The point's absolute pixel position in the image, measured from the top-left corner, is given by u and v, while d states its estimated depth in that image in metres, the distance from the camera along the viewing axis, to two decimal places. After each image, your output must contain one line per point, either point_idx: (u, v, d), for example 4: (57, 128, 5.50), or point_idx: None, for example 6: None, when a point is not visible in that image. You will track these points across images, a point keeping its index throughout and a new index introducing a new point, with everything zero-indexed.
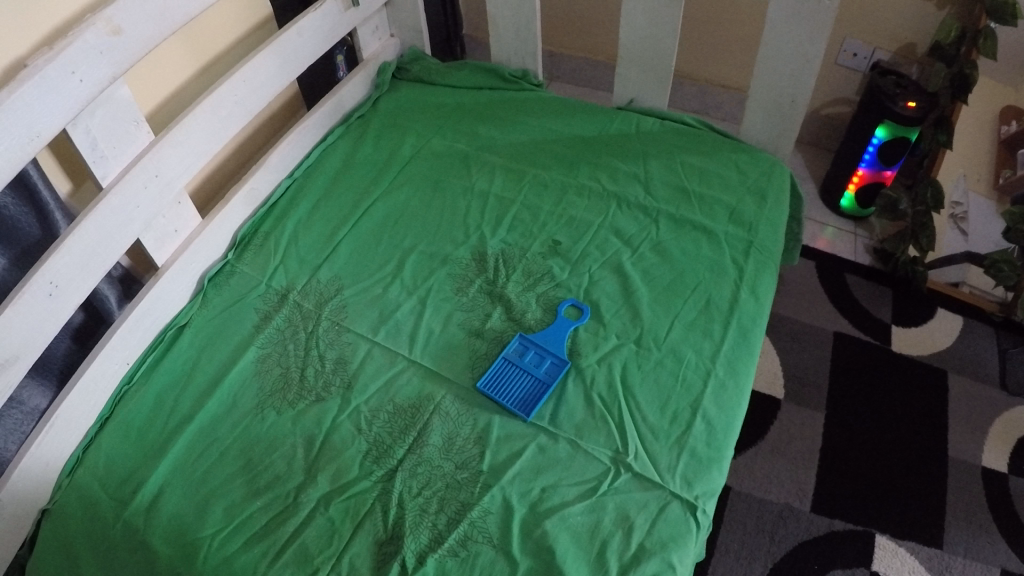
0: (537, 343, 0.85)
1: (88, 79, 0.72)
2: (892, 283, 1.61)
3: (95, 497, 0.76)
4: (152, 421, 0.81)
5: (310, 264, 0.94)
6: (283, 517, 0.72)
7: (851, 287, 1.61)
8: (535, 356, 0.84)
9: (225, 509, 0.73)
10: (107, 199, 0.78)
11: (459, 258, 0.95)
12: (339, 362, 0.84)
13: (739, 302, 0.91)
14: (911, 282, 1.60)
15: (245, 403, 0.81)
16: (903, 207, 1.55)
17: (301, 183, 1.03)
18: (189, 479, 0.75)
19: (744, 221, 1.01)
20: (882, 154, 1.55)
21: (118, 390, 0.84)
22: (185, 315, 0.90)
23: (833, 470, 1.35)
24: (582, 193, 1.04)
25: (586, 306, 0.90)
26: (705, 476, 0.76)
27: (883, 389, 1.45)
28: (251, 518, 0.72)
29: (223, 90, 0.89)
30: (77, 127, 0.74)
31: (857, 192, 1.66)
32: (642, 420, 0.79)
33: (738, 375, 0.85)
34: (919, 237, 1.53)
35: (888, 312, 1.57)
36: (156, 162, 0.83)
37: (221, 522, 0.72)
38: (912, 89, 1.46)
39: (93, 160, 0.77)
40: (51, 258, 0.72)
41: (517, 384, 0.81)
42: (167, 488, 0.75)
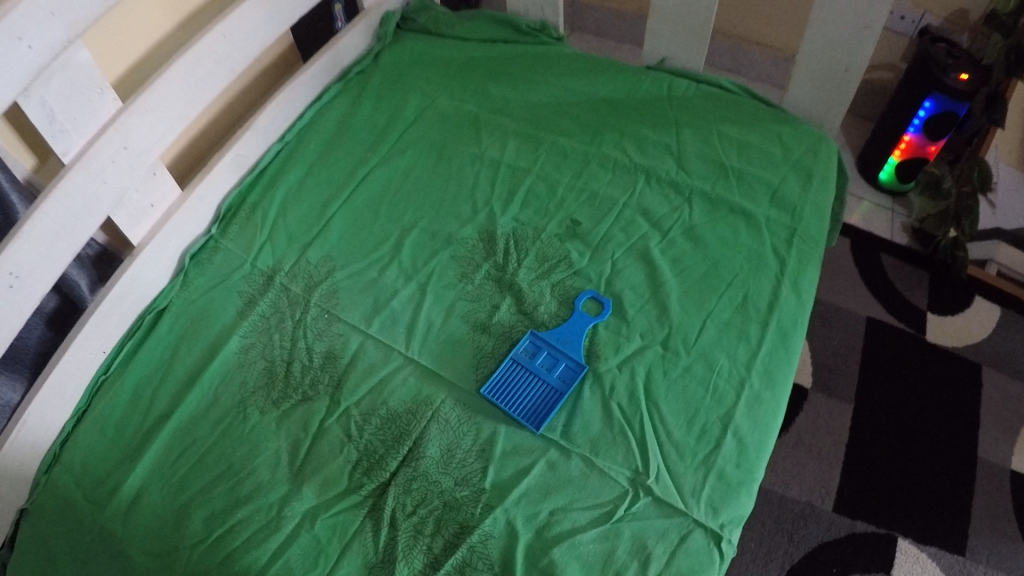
0: (550, 342, 0.76)
1: (38, 45, 0.61)
2: (931, 267, 1.50)
3: (71, 497, 0.70)
4: (129, 417, 0.74)
5: (299, 242, 0.85)
6: (266, 533, 0.65)
7: (887, 269, 1.50)
8: (547, 358, 0.75)
9: (205, 520, 0.67)
10: (70, 176, 0.69)
11: (466, 238, 0.85)
12: (328, 356, 0.76)
13: (779, 300, 0.81)
14: (951, 267, 1.49)
15: (226, 400, 0.74)
16: (947, 185, 1.41)
17: (293, 147, 0.93)
18: (168, 483, 0.69)
19: (787, 205, 0.90)
20: (927, 128, 1.41)
21: (94, 380, 0.76)
22: (164, 297, 0.82)
23: (857, 468, 1.27)
24: (606, 165, 0.93)
25: (607, 300, 0.81)
26: (733, 502, 0.68)
27: (916, 384, 1.36)
28: (231, 532, 0.66)
29: (200, 48, 0.78)
30: (31, 97, 0.65)
31: (900, 165, 1.51)
32: (665, 435, 0.70)
33: (774, 385, 0.76)
34: (960, 221, 1.41)
35: (924, 298, 1.46)
36: (124, 133, 0.73)
37: (201, 534, 0.66)
38: (965, 60, 1.31)
39: (52, 135, 0.68)
40: (8, 247, 0.64)
41: (527, 391, 0.72)
42: (146, 492, 0.69)
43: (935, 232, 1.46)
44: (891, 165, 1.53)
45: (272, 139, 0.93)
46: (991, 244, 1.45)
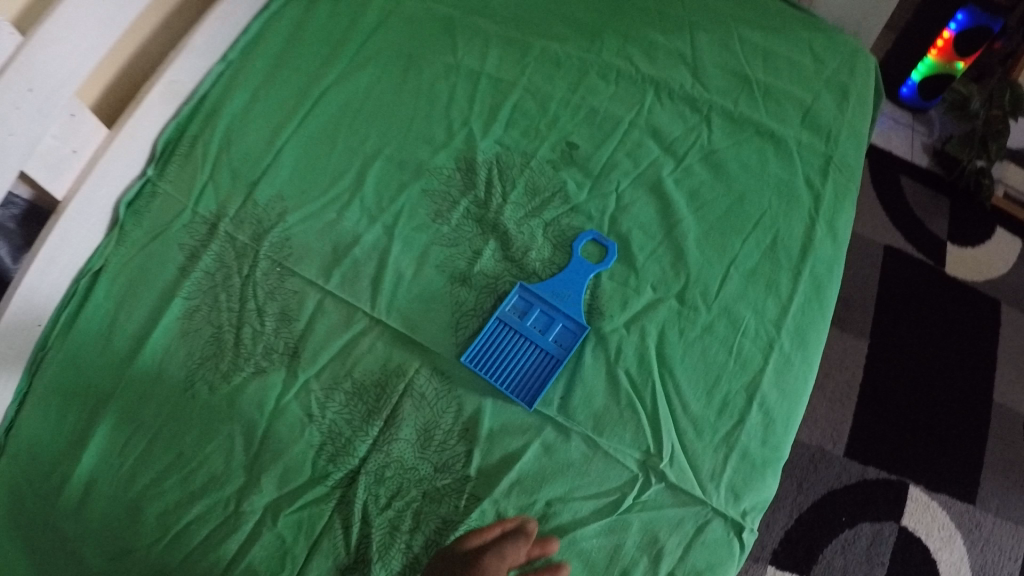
0: (544, 298, 0.64)
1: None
2: (952, 193, 1.38)
3: (21, 490, 0.60)
4: (72, 400, 0.62)
5: (245, 178, 0.70)
6: (226, 531, 0.56)
7: (905, 192, 1.37)
8: (541, 318, 0.63)
9: (159, 515, 0.58)
10: None
11: (440, 168, 0.72)
12: (282, 318, 0.64)
13: (814, 243, 0.69)
14: (972, 195, 1.37)
15: (171, 375, 0.62)
16: (975, 106, 1.27)
17: (239, 66, 0.77)
18: (119, 475, 0.59)
19: (821, 128, 0.76)
20: (964, 36, 1.25)
21: (32, 358, 0.64)
22: (99, 256, 0.67)
23: (872, 412, 1.18)
24: (608, 76, 0.78)
25: (612, 243, 0.68)
26: (757, 485, 0.59)
27: (936, 323, 1.26)
28: (187, 531, 0.57)
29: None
30: None
31: (923, 80, 1.35)
32: (680, 409, 0.60)
33: (806, 346, 0.65)
34: (988, 146, 1.27)
35: (944, 226, 1.35)
36: (28, 71, 0.57)
37: (157, 531, 0.57)
38: None
39: None
40: None
41: (517, 361, 0.61)
42: (95, 485, 0.59)
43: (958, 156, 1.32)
44: (912, 82, 1.36)
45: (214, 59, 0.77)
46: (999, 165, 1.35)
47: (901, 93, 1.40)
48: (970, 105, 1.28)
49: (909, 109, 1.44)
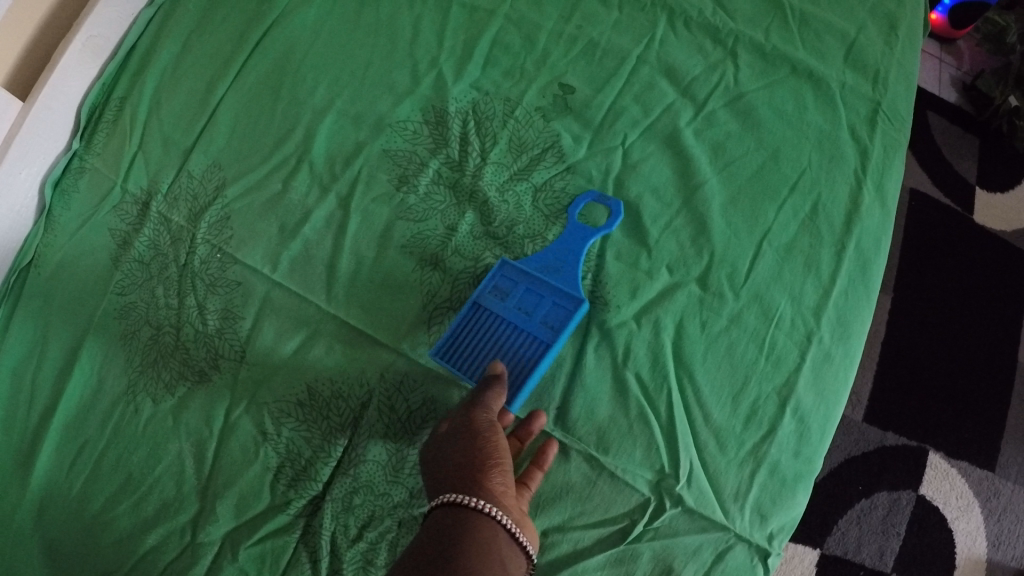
0: (529, 273, 0.53)
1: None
2: (982, 133, 1.26)
3: None
4: (11, 415, 0.55)
5: (176, 144, 0.60)
6: (180, 568, 0.49)
7: (931, 129, 1.25)
8: (529, 296, 0.53)
9: (112, 545, 0.50)
10: None
11: (404, 121, 0.60)
12: (226, 313, 0.54)
13: (859, 210, 0.59)
14: (1004, 136, 1.25)
15: (110, 385, 0.54)
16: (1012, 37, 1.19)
17: (169, 10, 0.66)
18: (65, 503, 0.51)
19: (867, 66, 0.65)
20: None
21: None
22: (30, 248, 0.59)
23: (892, 376, 1.09)
24: (608, 0, 0.66)
25: (616, 202, 0.57)
26: (787, 504, 0.50)
27: (965, 278, 1.16)
28: (144, 563, 0.49)
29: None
30: None
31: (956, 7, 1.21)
32: (700, 419, 0.51)
33: (848, 337, 0.55)
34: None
35: (972, 169, 1.23)
36: None
37: (111, 563, 0.50)
38: None
39: None
40: None
41: (499, 352, 0.51)
42: (49, 508, 0.51)
43: (989, 94, 1.22)
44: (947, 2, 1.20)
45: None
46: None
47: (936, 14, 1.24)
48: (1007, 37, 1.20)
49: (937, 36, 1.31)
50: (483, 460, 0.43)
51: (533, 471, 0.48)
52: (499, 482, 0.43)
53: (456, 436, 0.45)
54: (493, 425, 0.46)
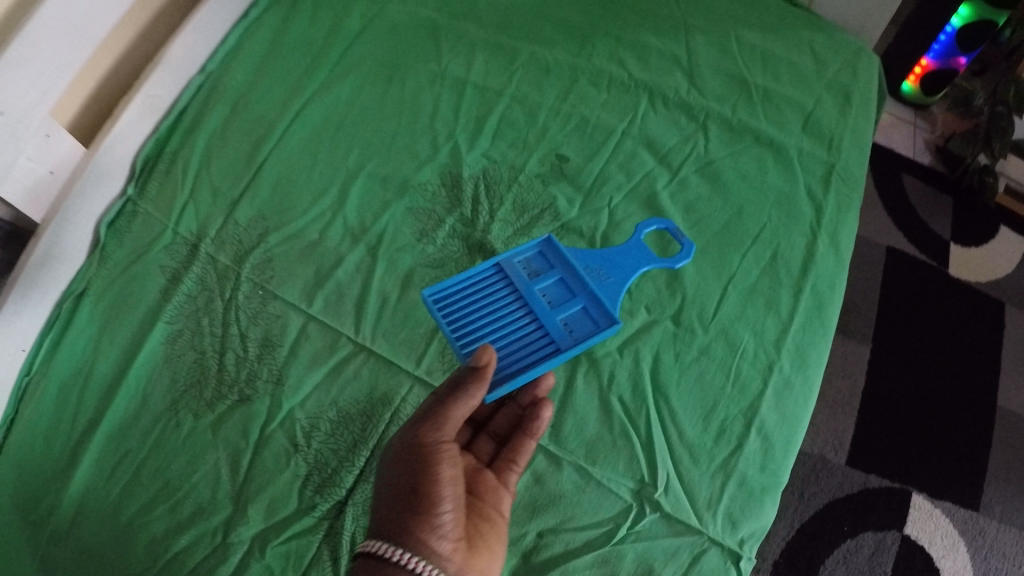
0: (575, 273, 0.64)
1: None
2: (955, 191, 1.39)
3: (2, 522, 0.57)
4: (54, 427, 0.61)
5: (225, 196, 0.70)
6: (209, 567, 0.54)
7: (907, 190, 1.38)
8: (561, 295, 0.63)
9: (145, 547, 0.55)
10: None
11: (424, 184, 0.70)
12: (265, 343, 0.62)
13: (814, 257, 0.67)
14: (977, 193, 1.38)
15: (155, 402, 0.61)
16: (979, 101, 1.33)
17: (218, 78, 0.77)
18: (104, 508, 0.57)
19: (822, 134, 0.75)
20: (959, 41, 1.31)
21: (18, 384, 0.63)
22: (81, 279, 0.67)
23: (872, 420, 1.16)
24: (599, 84, 0.78)
25: (688, 245, 0.67)
26: (755, 513, 0.57)
27: (937, 327, 1.25)
28: (176, 561, 0.55)
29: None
30: None
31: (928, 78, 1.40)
32: (675, 437, 0.59)
33: (807, 366, 0.63)
34: (991, 142, 1.29)
35: (947, 226, 1.35)
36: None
37: (147, 561, 0.55)
38: None
39: None
40: None
41: (512, 330, 0.60)
42: (85, 512, 0.57)
43: (961, 153, 1.37)
44: (948, 36, 1.31)
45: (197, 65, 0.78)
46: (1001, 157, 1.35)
47: (926, 60, 1.37)
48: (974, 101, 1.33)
49: (911, 105, 1.47)
50: (424, 494, 0.50)
51: (526, 440, 0.57)
52: (441, 519, 0.49)
53: (405, 470, 0.51)
54: (441, 454, 0.51)
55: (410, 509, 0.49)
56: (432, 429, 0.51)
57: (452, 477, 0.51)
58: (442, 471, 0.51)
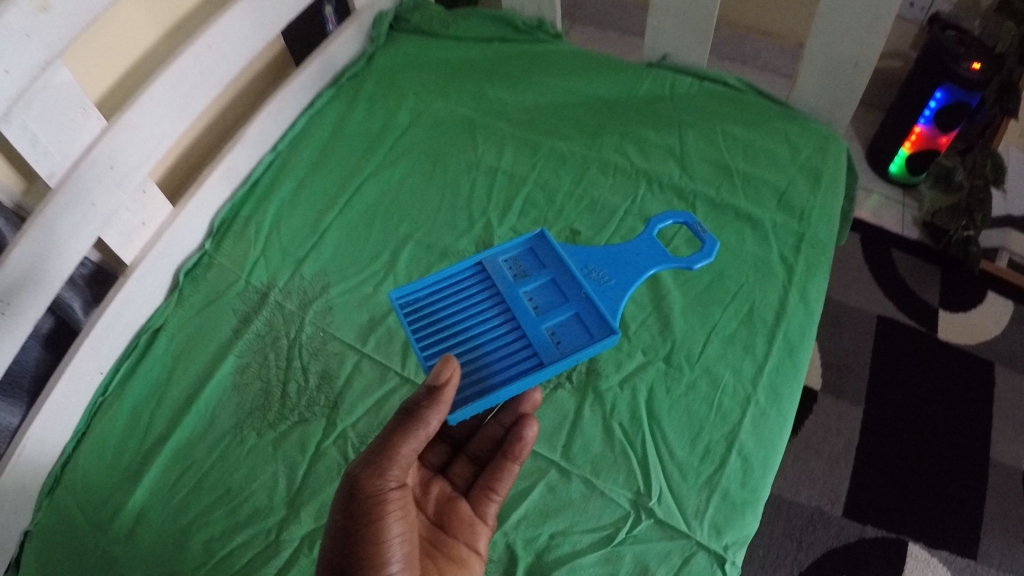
0: (567, 296, 0.75)
1: (15, 70, 0.64)
2: (943, 262, 1.49)
3: (72, 519, 0.70)
4: (127, 439, 0.74)
5: (292, 256, 0.85)
6: (265, 558, 0.65)
7: (896, 264, 1.49)
8: (552, 309, 0.74)
9: (204, 543, 0.67)
10: (57, 198, 0.71)
11: (462, 250, 0.85)
12: (324, 376, 0.75)
13: (786, 310, 0.79)
14: (962, 262, 1.48)
15: (222, 421, 0.74)
16: (959, 177, 1.41)
17: (286, 156, 0.94)
18: (166, 507, 0.69)
19: (794, 209, 0.88)
20: (939, 118, 1.42)
21: (93, 402, 0.77)
22: (159, 316, 0.82)
23: (865, 470, 1.25)
24: (607, 172, 0.92)
25: (711, 242, 0.84)
26: (737, 522, 0.66)
27: (926, 385, 1.34)
28: (230, 557, 0.66)
29: (181, 64, 0.81)
30: (13, 123, 0.67)
31: (911, 158, 1.53)
32: (667, 457, 0.70)
33: (781, 400, 0.74)
34: (974, 214, 1.39)
35: (935, 294, 1.45)
36: (110, 152, 0.76)
37: (201, 557, 0.66)
38: (976, 48, 1.34)
39: (36, 158, 0.71)
40: None
41: (501, 344, 0.70)
42: (146, 514, 0.69)
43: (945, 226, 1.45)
44: (931, 110, 1.42)
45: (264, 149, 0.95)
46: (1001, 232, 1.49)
47: (918, 127, 1.47)
48: (954, 178, 1.41)
49: (899, 185, 1.60)
50: (374, 547, 0.55)
51: (509, 463, 0.66)
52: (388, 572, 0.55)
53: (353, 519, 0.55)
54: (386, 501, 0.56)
55: (359, 556, 0.54)
56: (378, 478, 0.56)
57: (399, 524, 0.57)
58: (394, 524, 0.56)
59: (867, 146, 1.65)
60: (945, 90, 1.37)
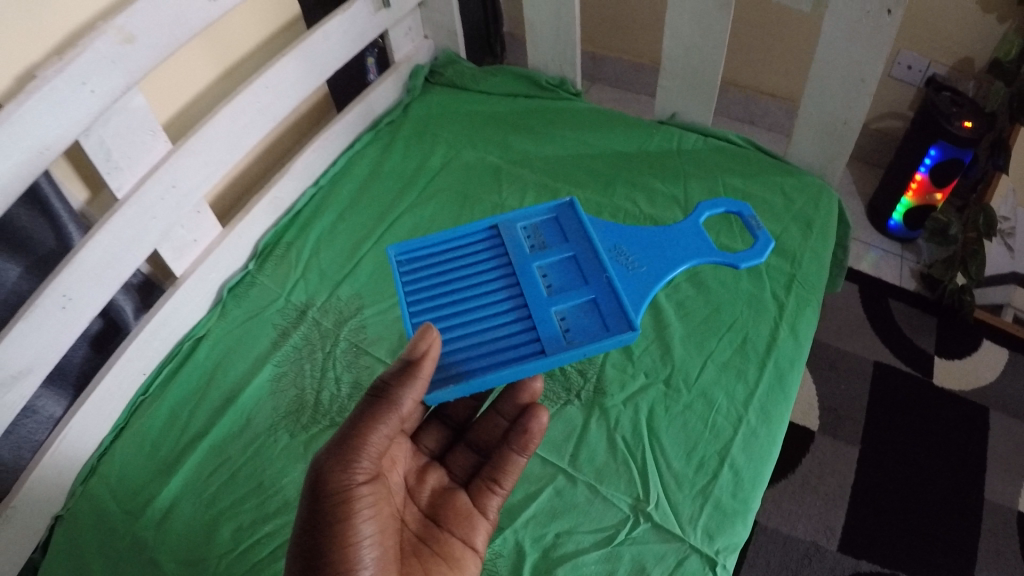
0: (578, 283, 0.82)
1: (100, 90, 0.76)
2: (939, 311, 1.55)
3: (107, 507, 0.79)
4: (164, 435, 0.83)
5: (330, 280, 0.95)
6: None
7: (894, 313, 1.55)
8: (564, 290, 0.81)
9: (234, 531, 0.75)
10: (122, 209, 0.82)
11: None
12: (354, 387, 0.84)
13: (777, 341, 0.86)
14: (957, 311, 1.54)
15: (257, 423, 0.82)
16: (954, 231, 1.49)
17: (326, 192, 1.05)
18: (197, 496, 0.78)
19: (787, 253, 0.96)
20: (937, 171, 1.50)
21: (133, 401, 0.87)
22: (202, 327, 0.92)
23: (859, 505, 1.30)
24: (617, 216, 1.01)
25: (764, 235, 0.94)
26: (728, 530, 0.72)
27: (920, 426, 1.39)
28: (258, 544, 0.74)
29: (242, 100, 0.92)
30: (92, 138, 0.78)
31: (909, 212, 1.61)
32: (665, 469, 0.76)
33: (772, 421, 0.80)
34: (968, 265, 1.46)
35: (931, 341, 1.50)
36: (173, 173, 0.87)
37: (230, 543, 0.74)
38: (969, 107, 1.42)
39: (108, 171, 0.81)
40: (63, 272, 0.76)
41: (510, 326, 0.78)
42: (178, 504, 0.77)
43: (942, 277, 1.51)
44: (927, 167, 1.50)
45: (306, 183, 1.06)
46: (1006, 288, 1.51)
47: (919, 173, 1.52)
48: (950, 231, 1.49)
49: (898, 239, 1.68)
50: (348, 533, 0.59)
51: (516, 459, 0.73)
52: (360, 561, 0.59)
53: (329, 506, 0.59)
54: (357, 488, 0.60)
55: (335, 540, 0.58)
56: (348, 468, 0.60)
57: (371, 504, 0.61)
58: (362, 517, 0.60)
59: (866, 201, 1.75)
60: (939, 148, 1.45)
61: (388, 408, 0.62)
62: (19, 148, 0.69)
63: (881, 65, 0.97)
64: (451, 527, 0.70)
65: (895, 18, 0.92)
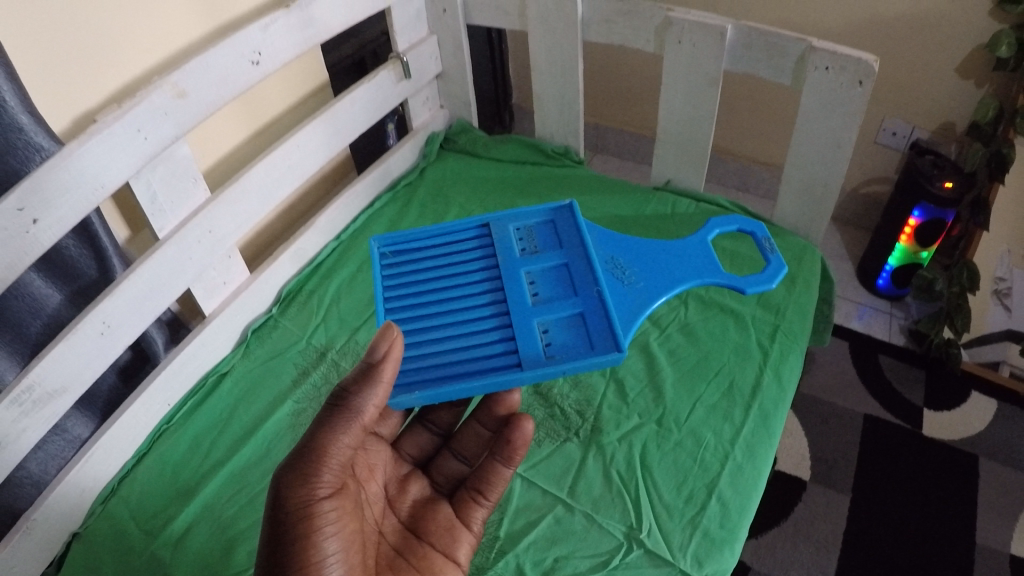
0: (564, 290, 0.90)
1: (152, 137, 0.87)
2: (926, 364, 1.62)
3: (128, 527, 0.86)
4: (186, 462, 0.91)
5: (349, 325, 1.04)
6: None
7: (884, 367, 1.62)
8: (551, 295, 0.90)
9: (250, 552, 0.82)
10: (163, 249, 0.92)
11: None
12: None
13: (761, 385, 0.94)
14: (945, 363, 1.60)
15: (277, 453, 0.90)
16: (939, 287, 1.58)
17: (346, 246, 1.15)
18: (216, 518, 0.85)
19: (771, 305, 1.04)
20: (923, 231, 1.59)
21: (157, 428, 0.95)
22: (227, 363, 1.01)
23: (850, 549, 1.34)
24: None
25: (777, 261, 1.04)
26: (716, 556, 0.78)
27: (909, 472, 1.44)
28: None
29: (274, 157, 1.03)
30: (140, 181, 0.89)
31: (896, 269, 1.70)
32: (657, 501, 0.83)
33: (756, 457, 0.87)
34: (954, 318, 1.54)
35: (920, 394, 1.57)
36: (209, 220, 0.97)
37: (246, 563, 0.81)
38: (949, 169, 1.53)
39: (152, 213, 0.91)
40: (105, 301, 0.86)
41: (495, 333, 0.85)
42: (196, 525, 0.84)
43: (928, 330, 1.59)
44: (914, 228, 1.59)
45: (329, 237, 1.16)
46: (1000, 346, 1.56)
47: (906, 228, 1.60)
48: (936, 287, 1.58)
49: (886, 297, 1.77)
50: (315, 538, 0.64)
51: (501, 471, 0.80)
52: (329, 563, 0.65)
53: (294, 514, 0.64)
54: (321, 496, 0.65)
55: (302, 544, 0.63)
56: (312, 478, 0.65)
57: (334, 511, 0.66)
58: (326, 528, 0.64)
59: (856, 262, 1.84)
60: (921, 210, 1.55)
61: (349, 416, 0.66)
62: (79, 187, 0.79)
63: (855, 132, 1.06)
64: (433, 539, 0.77)
65: (865, 89, 1.01)
